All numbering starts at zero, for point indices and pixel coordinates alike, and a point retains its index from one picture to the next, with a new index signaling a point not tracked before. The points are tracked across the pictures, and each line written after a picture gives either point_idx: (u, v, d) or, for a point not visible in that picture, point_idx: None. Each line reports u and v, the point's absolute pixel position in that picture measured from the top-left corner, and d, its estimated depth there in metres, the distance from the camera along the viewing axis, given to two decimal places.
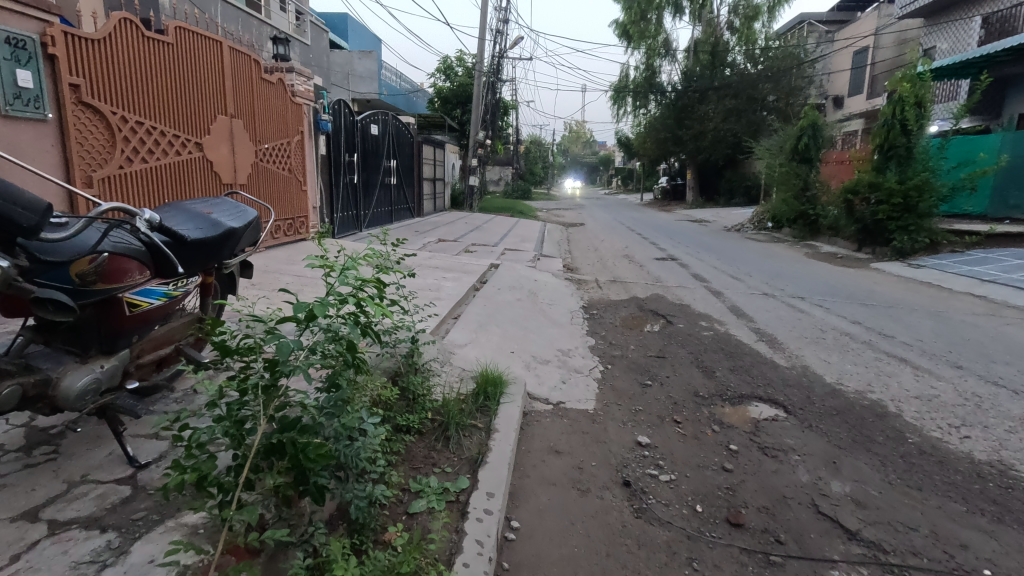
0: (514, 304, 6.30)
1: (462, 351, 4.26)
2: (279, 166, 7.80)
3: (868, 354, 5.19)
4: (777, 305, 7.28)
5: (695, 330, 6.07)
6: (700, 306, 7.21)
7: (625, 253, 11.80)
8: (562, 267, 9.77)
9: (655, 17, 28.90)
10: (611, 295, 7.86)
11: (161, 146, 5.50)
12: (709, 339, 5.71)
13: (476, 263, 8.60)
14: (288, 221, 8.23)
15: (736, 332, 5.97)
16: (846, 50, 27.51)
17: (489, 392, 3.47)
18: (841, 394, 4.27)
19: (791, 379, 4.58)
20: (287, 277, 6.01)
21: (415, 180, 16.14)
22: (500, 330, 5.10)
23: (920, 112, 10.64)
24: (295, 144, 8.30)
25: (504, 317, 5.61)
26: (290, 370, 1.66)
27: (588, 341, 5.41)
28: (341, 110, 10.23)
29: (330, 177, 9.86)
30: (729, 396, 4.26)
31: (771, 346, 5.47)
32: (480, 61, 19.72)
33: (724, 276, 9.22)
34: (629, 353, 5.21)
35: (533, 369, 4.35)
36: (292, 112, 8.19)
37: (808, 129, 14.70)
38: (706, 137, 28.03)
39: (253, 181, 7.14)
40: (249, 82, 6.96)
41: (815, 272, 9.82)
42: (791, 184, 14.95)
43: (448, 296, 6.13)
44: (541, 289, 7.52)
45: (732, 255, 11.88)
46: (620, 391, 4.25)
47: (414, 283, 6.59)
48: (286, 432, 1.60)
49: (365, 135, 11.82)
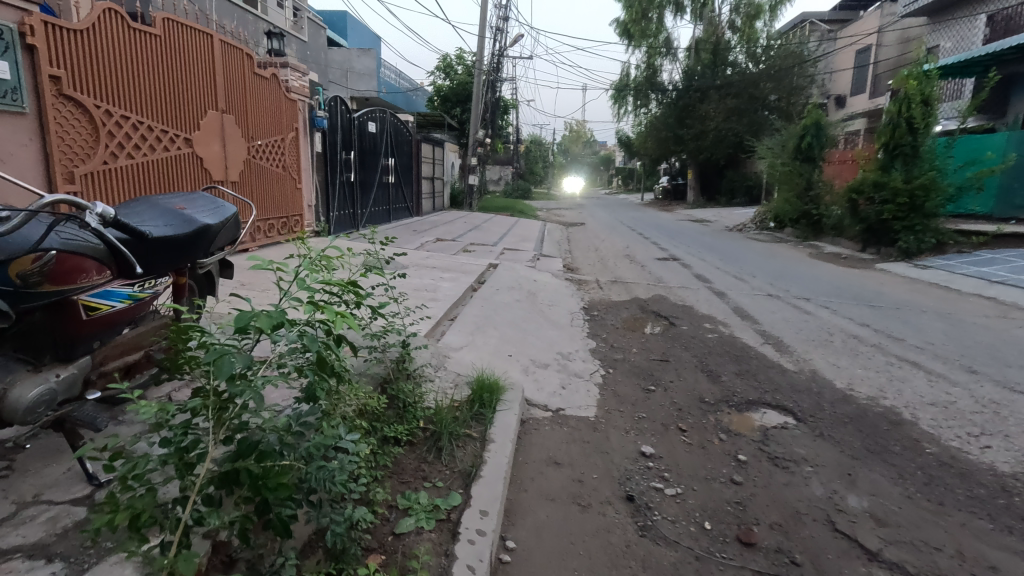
0: (513, 305, 6.13)
1: (458, 355, 4.08)
2: (273, 163, 7.63)
3: (878, 358, 5.01)
4: (782, 307, 7.10)
5: (698, 332, 5.89)
6: (704, 308, 7.03)
7: (626, 253, 11.63)
8: (562, 267, 9.60)
9: (656, 15, 28.74)
10: (612, 296, 7.68)
11: (149, 142, 5.33)
12: (713, 342, 5.53)
13: (474, 262, 8.43)
14: (282, 220, 8.06)
15: (741, 335, 5.79)
16: (848, 49, 27.35)
17: (484, 399, 3.30)
18: (852, 400, 4.09)
19: (800, 385, 4.40)
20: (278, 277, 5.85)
21: (414, 179, 15.97)
22: (497, 333, 4.93)
23: (926, 110, 10.47)
24: (290, 141, 8.12)
25: (502, 319, 5.43)
26: (237, 389, 1.50)
27: (588, 344, 5.24)
28: (338, 107, 10.06)
29: (326, 175, 9.69)
30: (736, 402, 4.09)
31: (778, 350, 5.29)
32: (480, 60, 19.56)
33: (728, 277, 9.04)
34: (632, 356, 5.03)
35: (531, 374, 4.18)
36: (286, 108, 8.01)
37: (812, 128, 14.52)
38: (708, 136, 27.86)
39: (244, 179, 6.96)
40: (242, 76, 6.79)
41: (819, 273, 9.65)
42: (794, 184, 14.77)
43: (444, 296, 5.95)
44: (541, 290, 7.34)
45: (735, 255, 11.71)
46: (622, 397, 4.08)
47: (410, 283, 6.41)
48: (239, 460, 1.45)
49: (363, 133, 11.64)
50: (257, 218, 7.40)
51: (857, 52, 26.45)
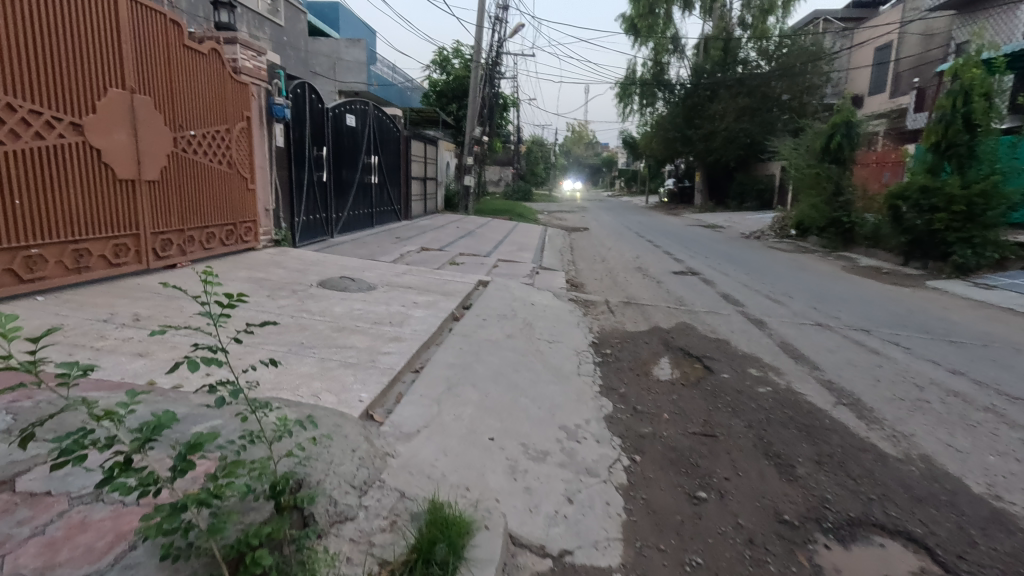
0: (502, 343, 4.74)
1: (411, 450, 2.70)
2: (214, 159, 6.25)
3: (1009, 436, 3.58)
4: (841, 342, 5.67)
5: (744, 385, 4.48)
6: (741, 342, 5.66)
7: (637, 266, 10.21)
8: (564, 283, 8.23)
9: (663, 10, 27.31)
10: (626, 324, 6.29)
11: (9, 127, 3.97)
12: (768, 403, 4.12)
13: (460, 280, 7.06)
14: (229, 225, 6.68)
15: (802, 390, 4.38)
16: (866, 46, 25.95)
17: (435, 555, 1.93)
18: (1010, 523, 2.69)
19: (919, 488, 2.98)
20: (196, 307, 4.50)
21: (402, 180, 14.55)
22: (477, 397, 3.53)
23: (988, 103, 9.14)
24: (239, 132, 6.75)
25: (486, 369, 4.05)
26: None
27: (603, 408, 3.83)
28: (305, 94, 8.65)
29: (292, 175, 8.29)
30: (832, 522, 2.70)
31: (861, 417, 3.87)
32: (477, 52, 18.16)
33: (761, 298, 7.66)
34: (665, 428, 3.64)
35: (520, 474, 2.78)
36: (234, 94, 6.66)
37: (842, 126, 13.06)
38: (717, 137, 26.47)
39: (171, 176, 5.59)
40: (164, 47, 5.41)
41: (864, 292, 8.26)
42: (821, 188, 13.40)
43: (413, 333, 4.55)
44: (539, 317, 5.96)
45: (760, 268, 10.33)
46: (658, 516, 2.68)
47: (371, 314, 5.00)
48: None
49: (340, 127, 10.24)
50: (195, 225, 6.03)
51: (876, 50, 25.09)
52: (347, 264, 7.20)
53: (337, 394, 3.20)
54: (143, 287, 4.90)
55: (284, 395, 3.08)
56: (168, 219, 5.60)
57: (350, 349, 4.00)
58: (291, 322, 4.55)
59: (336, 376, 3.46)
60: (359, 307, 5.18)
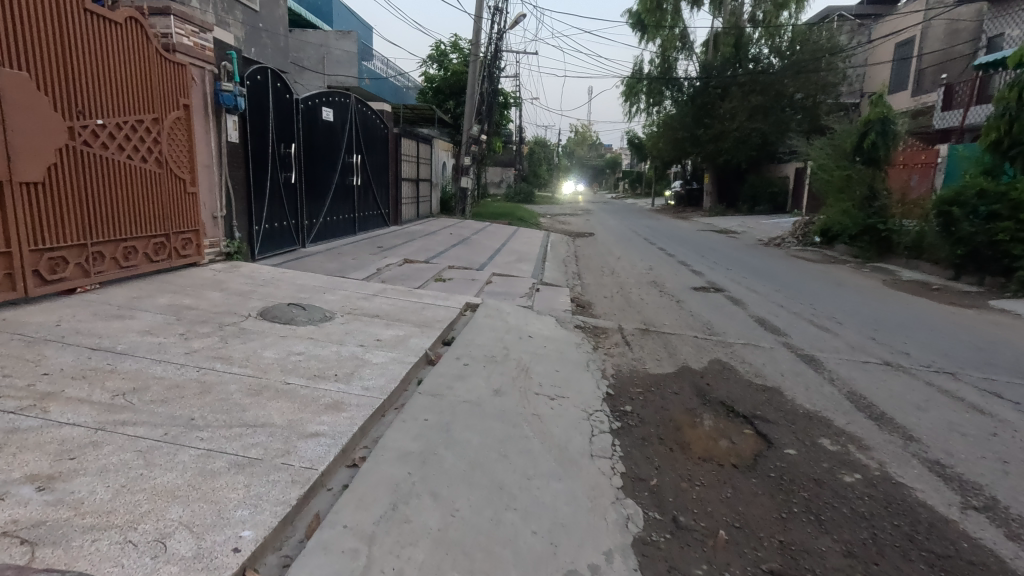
0: (487, 407, 3.45)
1: None
2: (134, 155, 5.01)
3: None
4: (927, 394, 4.39)
5: (822, 470, 3.20)
6: (799, 392, 4.37)
7: (652, 281, 8.91)
8: (569, 304, 6.96)
9: (671, 6, 25.88)
10: (646, 362, 5.02)
11: None
12: (867, 507, 2.84)
13: (441, 304, 5.79)
14: (158, 237, 5.42)
15: (905, 479, 3.10)
16: (887, 41, 24.59)
17: None
18: None
19: None
20: (62, 359, 3.25)
21: (390, 181, 13.27)
22: (436, 524, 2.26)
23: None
24: (173, 122, 5.52)
25: (459, 459, 2.78)
26: None
27: (629, 525, 2.57)
28: (266, 81, 7.38)
29: (250, 176, 7.05)
30: None
31: (1013, 539, 2.60)
32: (474, 46, 16.90)
33: (805, 325, 6.37)
34: (726, 566, 2.37)
35: None
36: (166, 76, 5.43)
37: (878, 122, 11.57)
38: (728, 137, 25.20)
39: (68, 177, 4.36)
40: (49, 8, 4.19)
41: (925, 316, 6.97)
42: (853, 191, 12.14)
43: (361, 394, 3.28)
44: (536, 355, 4.69)
45: (792, 283, 9.05)
46: None
47: (312, 362, 3.72)
48: None
49: (314, 121, 8.99)
50: (106, 238, 4.78)
51: (899, 45, 23.71)
52: (306, 284, 5.95)
53: (199, 538, 1.93)
54: (6, 325, 3.65)
55: (103, 549, 1.82)
56: (61, 232, 4.36)
57: (259, 429, 2.74)
58: (193, 377, 3.28)
59: (216, 491, 2.20)
60: (298, 351, 3.90)
